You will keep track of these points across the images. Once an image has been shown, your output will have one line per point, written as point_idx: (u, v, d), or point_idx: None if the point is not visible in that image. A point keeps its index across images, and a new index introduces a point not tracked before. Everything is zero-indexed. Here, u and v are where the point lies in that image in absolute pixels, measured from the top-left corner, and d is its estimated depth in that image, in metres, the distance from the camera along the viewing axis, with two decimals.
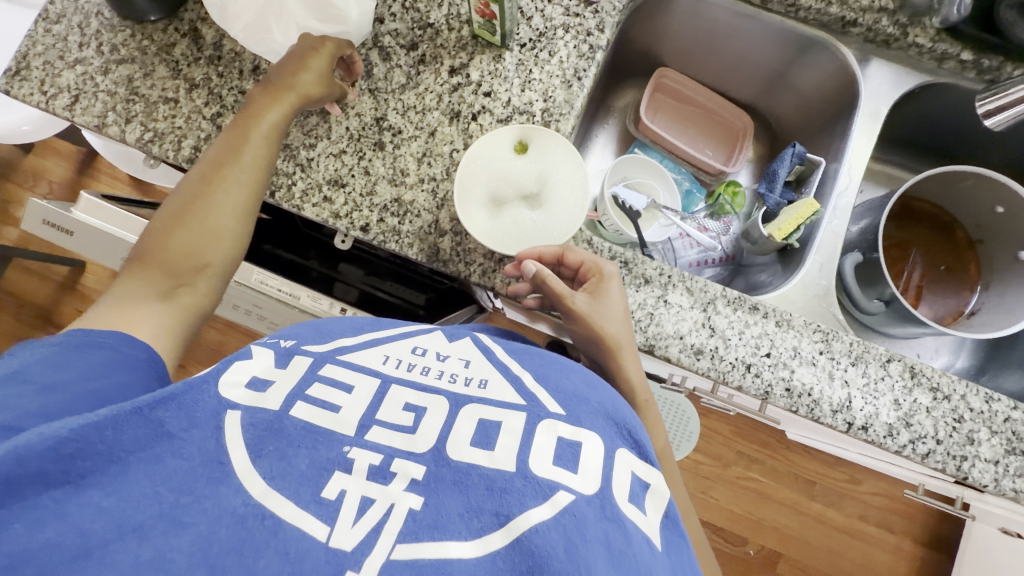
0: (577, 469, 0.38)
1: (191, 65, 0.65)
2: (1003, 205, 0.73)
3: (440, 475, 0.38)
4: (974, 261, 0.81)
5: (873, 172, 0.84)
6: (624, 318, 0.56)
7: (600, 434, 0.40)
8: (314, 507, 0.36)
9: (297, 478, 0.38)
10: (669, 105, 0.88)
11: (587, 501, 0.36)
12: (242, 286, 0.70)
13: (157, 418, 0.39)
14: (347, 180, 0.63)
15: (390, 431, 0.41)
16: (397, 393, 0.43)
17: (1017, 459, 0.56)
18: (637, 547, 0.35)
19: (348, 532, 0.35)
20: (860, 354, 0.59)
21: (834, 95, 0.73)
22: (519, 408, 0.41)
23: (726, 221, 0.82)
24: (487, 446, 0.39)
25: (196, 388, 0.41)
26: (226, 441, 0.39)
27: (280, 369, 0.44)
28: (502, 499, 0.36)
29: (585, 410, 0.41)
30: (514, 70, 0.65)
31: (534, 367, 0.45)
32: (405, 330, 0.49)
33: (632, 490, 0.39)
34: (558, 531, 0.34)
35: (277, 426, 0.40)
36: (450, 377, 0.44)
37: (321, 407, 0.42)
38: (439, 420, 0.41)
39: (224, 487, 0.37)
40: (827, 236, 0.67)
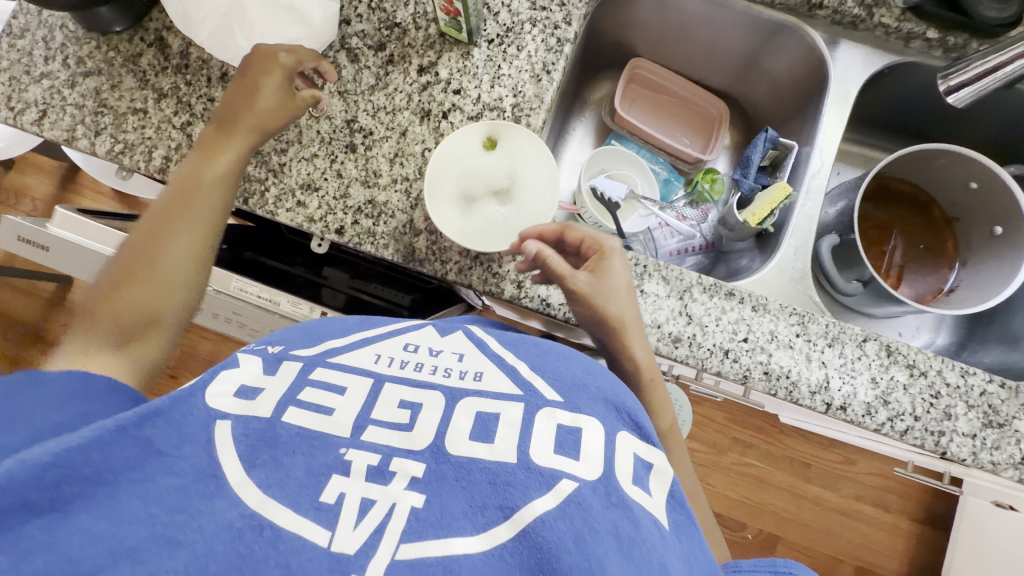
0: (578, 456, 0.37)
1: (159, 75, 0.65)
2: (976, 181, 0.73)
3: (443, 472, 0.36)
4: (952, 238, 0.82)
5: (847, 154, 0.84)
6: (628, 298, 0.56)
7: (600, 420, 0.39)
8: (314, 513, 0.35)
9: (296, 487, 0.36)
10: (644, 95, 0.88)
11: (591, 487, 0.35)
12: (223, 295, 0.70)
13: (145, 436, 0.38)
14: (320, 183, 0.63)
15: (387, 429, 0.39)
16: (392, 390, 0.42)
17: (994, 432, 0.57)
18: (646, 532, 0.33)
19: (349, 536, 0.34)
20: (836, 335, 0.59)
21: (804, 79, 0.74)
22: (517, 399, 0.40)
23: (705, 210, 0.82)
24: (487, 438, 0.38)
25: (184, 402, 0.39)
26: (219, 455, 0.37)
27: (270, 376, 0.43)
28: (505, 492, 0.35)
29: (585, 397, 0.40)
30: (482, 66, 0.65)
31: (530, 357, 0.44)
32: (395, 328, 0.49)
33: (635, 472, 0.37)
34: (565, 522, 0.33)
35: (271, 434, 0.38)
36: (445, 371, 0.43)
37: (315, 411, 0.40)
38: (436, 415, 0.39)
39: (219, 501, 0.35)
40: (801, 219, 0.68)
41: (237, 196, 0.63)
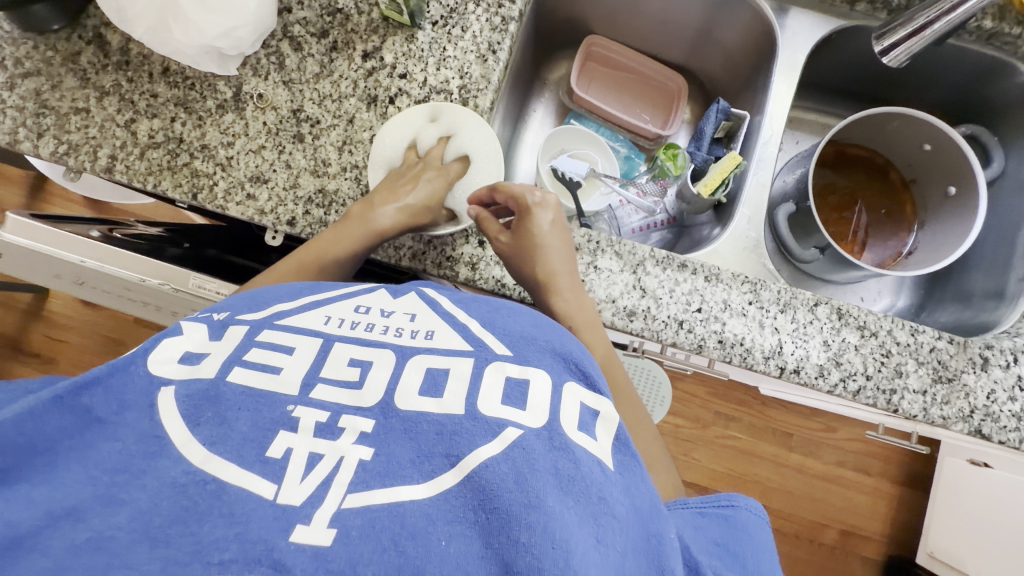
0: (525, 405, 0.37)
1: (98, 72, 0.64)
2: (929, 143, 0.74)
3: (390, 425, 0.37)
4: (909, 201, 0.83)
5: (801, 122, 0.83)
6: (558, 249, 0.59)
7: (547, 371, 0.40)
8: (260, 467, 0.34)
9: (239, 441, 0.35)
10: (601, 73, 0.87)
11: (535, 433, 0.36)
12: (181, 292, 0.68)
13: (83, 404, 0.37)
14: (269, 175, 0.62)
15: (336, 388, 0.38)
16: (341, 350, 0.40)
17: (944, 388, 0.58)
18: (586, 470, 0.36)
19: (295, 488, 0.33)
20: (788, 300, 0.60)
21: (754, 47, 0.74)
22: (466, 353, 0.40)
23: (664, 185, 0.80)
24: (437, 393, 0.38)
25: (123, 370, 0.38)
26: (161, 416, 0.36)
27: (214, 342, 0.41)
28: (451, 441, 0.36)
29: (533, 349, 0.41)
30: (428, 49, 0.64)
31: (481, 314, 0.44)
32: (346, 291, 0.46)
33: (582, 419, 0.39)
34: (507, 465, 0.35)
35: (214, 393, 0.37)
36: (396, 331, 0.42)
37: (259, 370, 0.39)
38: (386, 372, 0.39)
39: (163, 460, 0.34)
40: (753, 189, 0.68)
41: (186, 192, 0.62)
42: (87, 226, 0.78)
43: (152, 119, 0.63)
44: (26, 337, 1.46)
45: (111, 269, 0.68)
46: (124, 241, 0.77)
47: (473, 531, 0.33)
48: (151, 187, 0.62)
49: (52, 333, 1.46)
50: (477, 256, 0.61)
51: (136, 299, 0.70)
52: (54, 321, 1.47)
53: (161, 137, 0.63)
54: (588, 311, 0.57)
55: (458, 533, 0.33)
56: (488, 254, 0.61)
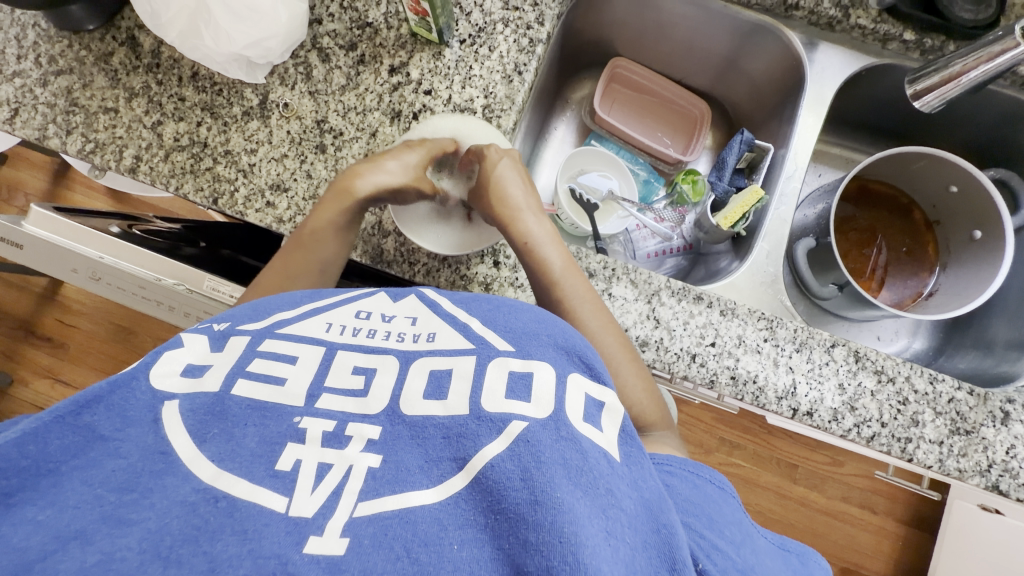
0: (530, 397, 0.37)
1: (129, 74, 0.65)
2: (956, 185, 0.73)
3: (398, 432, 0.37)
4: (932, 242, 0.81)
5: (825, 155, 0.83)
6: (517, 188, 0.62)
7: (551, 363, 0.40)
8: (270, 481, 0.34)
9: (249, 457, 0.35)
10: (624, 95, 0.87)
11: (541, 425, 0.36)
12: (194, 294, 0.69)
13: (85, 423, 0.35)
14: (289, 184, 0.62)
15: (341, 396, 0.38)
16: (345, 357, 0.40)
17: (961, 440, 0.56)
18: (594, 461, 0.35)
19: (307, 500, 0.33)
20: (804, 340, 0.59)
21: (782, 79, 0.73)
22: (468, 352, 0.40)
23: (682, 211, 0.80)
24: (441, 396, 0.38)
25: (126, 386, 0.37)
26: (166, 432, 0.36)
27: (216, 353, 0.41)
28: (458, 444, 0.36)
29: (536, 345, 0.41)
30: (454, 66, 0.64)
31: (482, 313, 0.44)
32: (347, 296, 0.46)
33: (587, 410, 0.38)
34: (513, 461, 0.34)
35: (219, 408, 0.37)
36: (398, 336, 0.42)
37: (265, 382, 0.39)
38: (391, 379, 0.39)
39: (171, 477, 0.34)
40: (774, 223, 0.67)
41: (207, 196, 0.62)
42: (107, 222, 0.79)
43: (179, 122, 0.64)
44: (38, 321, 1.48)
45: (126, 267, 0.69)
46: (142, 239, 0.77)
47: (485, 534, 0.33)
48: (173, 189, 0.63)
49: (66, 318, 1.48)
50: (492, 276, 0.61)
51: (149, 298, 0.69)
52: (66, 306, 1.48)
53: (186, 141, 0.63)
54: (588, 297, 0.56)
55: (469, 538, 0.32)
56: (503, 275, 0.61)
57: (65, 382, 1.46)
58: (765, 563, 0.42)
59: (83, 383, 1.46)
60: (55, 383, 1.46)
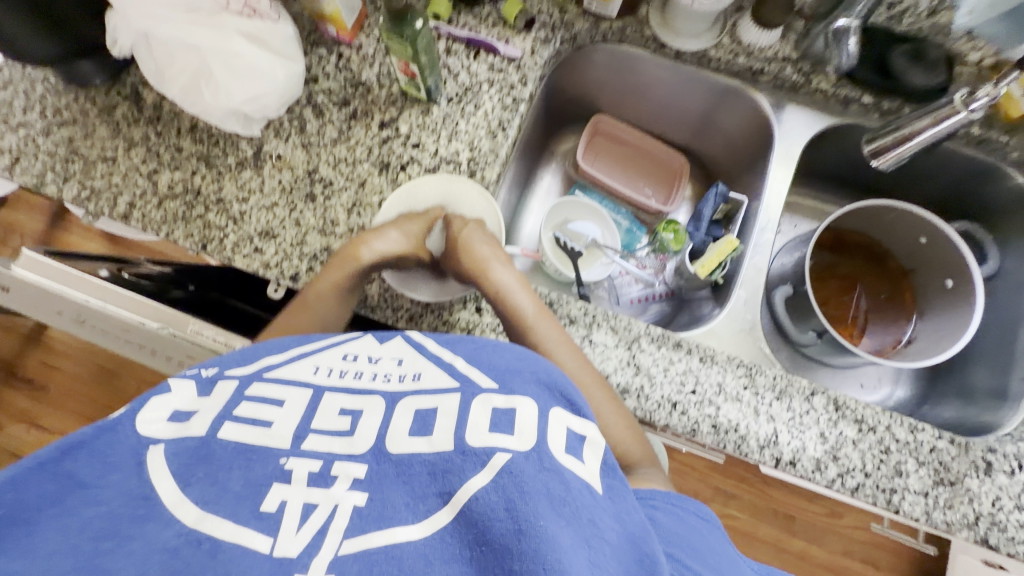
0: (513, 431, 0.37)
1: (130, 126, 0.68)
2: (926, 236, 0.76)
3: (383, 470, 0.36)
4: (908, 290, 0.83)
5: (799, 206, 0.86)
6: (482, 237, 0.63)
7: (534, 398, 0.39)
8: (255, 522, 0.33)
9: (233, 498, 0.34)
10: (607, 149, 0.91)
11: (524, 456, 0.35)
12: (178, 337, 0.69)
13: (65, 470, 0.34)
14: (278, 231, 0.64)
15: (326, 437, 0.38)
16: (331, 399, 0.40)
17: (947, 491, 0.56)
18: (576, 492, 0.34)
19: (291, 539, 0.32)
20: (784, 388, 0.59)
21: (754, 136, 0.77)
22: (452, 390, 0.40)
23: (663, 259, 0.82)
24: (426, 432, 0.37)
25: (110, 431, 0.37)
26: (150, 476, 0.35)
27: (203, 399, 0.40)
28: (444, 479, 0.35)
29: (518, 380, 0.41)
30: (441, 122, 0.68)
31: (466, 350, 0.44)
32: (335, 339, 0.47)
33: (568, 443, 0.38)
34: (497, 493, 0.33)
35: (204, 451, 0.37)
36: (384, 377, 0.42)
37: (250, 425, 0.39)
38: (376, 419, 0.39)
39: (153, 523, 0.33)
40: (750, 272, 0.70)
41: (196, 242, 0.64)
42: (98, 265, 0.80)
43: (174, 171, 0.66)
44: (21, 361, 1.46)
45: (113, 310, 0.69)
46: (131, 282, 0.78)
47: (470, 568, 0.31)
48: (164, 235, 0.64)
49: (50, 359, 1.46)
50: (474, 322, 0.62)
51: (132, 342, 0.70)
52: (51, 347, 1.46)
53: (181, 189, 0.65)
54: (562, 342, 0.56)
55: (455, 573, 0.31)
56: (485, 320, 0.62)
57: (43, 427, 1.42)
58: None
59: (62, 427, 1.42)
60: (31, 429, 1.42)
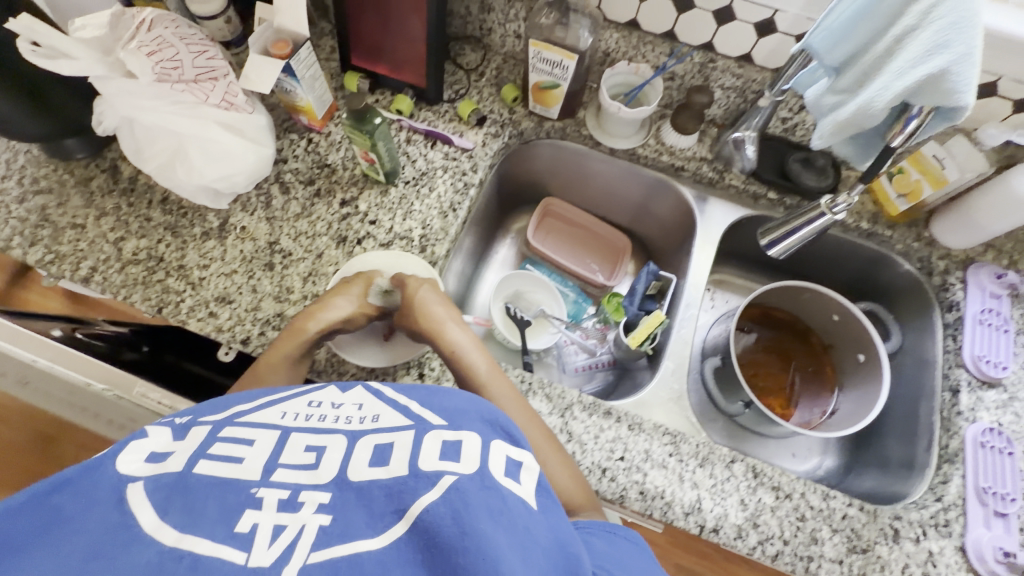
0: (459, 458, 0.38)
1: (104, 195, 0.73)
2: (838, 314, 0.84)
3: (345, 495, 0.36)
4: (828, 363, 0.90)
5: (730, 283, 0.94)
6: (435, 297, 0.64)
7: (478, 432, 0.41)
8: (231, 541, 0.33)
9: (213, 521, 0.34)
10: (556, 228, 0.99)
11: (468, 476, 0.36)
12: (123, 398, 0.69)
13: (52, 503, 0.35)
14: (234, 297, 0.67)
15: (294, 471, 0.38)
16: (298, 437, 0.41)
17: (859, 558, 0.59)
18: (511, 505, 0.36)
19: (263, 553, 0.32)
20: (706, 455, 0.63)
21: (682, 222, 0.87)
22: (406, 428, 0.41)
23: (605, 329, 0.89)
24: (384, 463, 0.38)
25: (92, 469, 0.38)
26: (131, 507, 0.35)
27: (178, 442, 0.41)
28: (400, 497, 0.35)
29: (465, 418, 0.43)
30: (397, 202, 0.74)
31: (419, 396, 0.47)
32: (299, 390, 0.49)
33: (507, 468, 0.39)
34: (446, 506, 0.34)
35: (182, 483, 0.37)
36: (346, 419, 0.44)
37: (224, 462, 0.39)
38: (338, 453, 0.39)
39: (136, 546, 0.32)
40: (677, 344, 0.76)
41: (153, 306, 0.67)
42: (51, 326, 0.81)
43: (140, 239, 0.70)
44: None
45: (60, 369, 0.70)
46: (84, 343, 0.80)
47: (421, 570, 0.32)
48: (121, 298, 0.67)
49: None
50: None
51: (77, 403, 0.72)
52: None
53: (144, 255, 0.69)
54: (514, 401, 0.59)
55: None
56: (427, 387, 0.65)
57: None
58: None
59: None
60: None
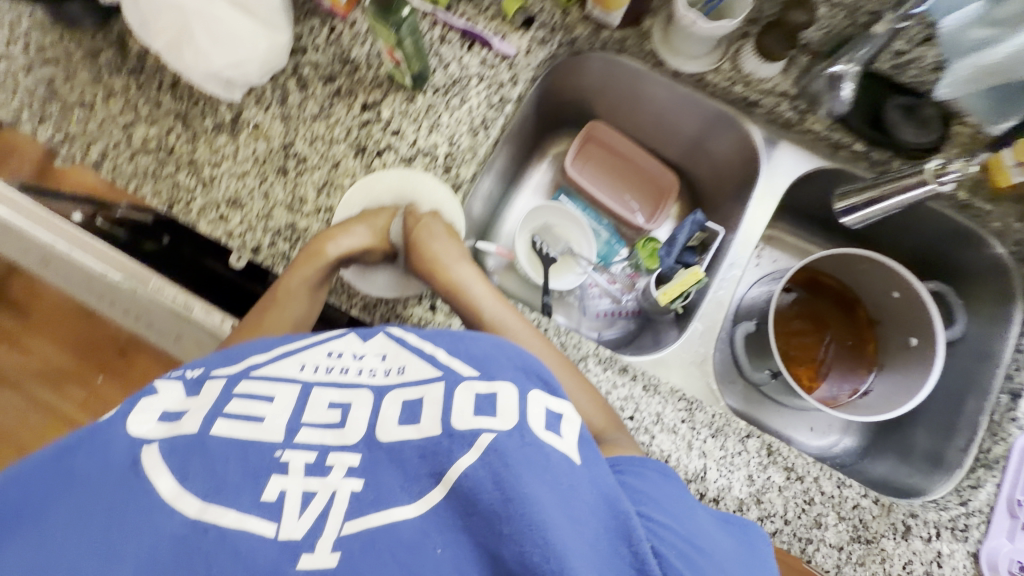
0: (495, 412, 0.38)
1: (113, 74, 0.67)
2: (898, 291, 0.75)
3: (376, 458, 0.37)
4: (872, 340, 0.83)
5: (781, 241, 0.85)
6: (438, 229, 0.63)
7: (513, 382, 0.41)
8: (257, 510, 0.34)
9: (234, 488, 0.35)
10: (597, 156, 0.90)
11: (507, 433, 0.36)
12: (140, 291, 0.69)
13: (66, 466, 0.35)
14: (245, 201, 0.64)
15: (318, 429, 0.39)
16: (320, 394, 0.41)
17: (860, 548, 0.57)
18: (554, 461, 0.36)
19: (294, 524, 0.33)
20: (721, 426, 0.60)
21: (743, 167, 0.76)
22: (436, 378, 0.41)
23: (634, 277, 0.83)
24: (414, 420, 0.39)
25: (103, 431, 0.37)
26: (147, 471, 0.35)
27: (192, 398, 0.41)
28: (434, 459, 0.36)
29: (497, 366, 0.43)
30: (424, 112, 0.66)
31: (446, 343, 0.46)
32: (319, 338, 0.48)
33: (547, 421, 0.39)
34: (485, 469, 0.34)
35: (200, 444, 0.37)
36: (370, 371, 0.44)
37: (243, 420, 0.39)
38: (365, 411, 0.40)
39: (158, 515, 0.33)
40: (711, 306, 0.70)
41: (164, 201, 0.64)
42: None
43: (150, 126, 0.66)
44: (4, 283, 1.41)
45: (78, 256, 0.70)
46: None
47: (464, 535, 0.33)
48: (133, 189, 0.64)
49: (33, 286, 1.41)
50: (426, 319, 0.62)
51: (97, 290, 0.73)
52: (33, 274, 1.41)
53: (154, 145, 0.65)
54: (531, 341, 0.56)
55: (452, 540, 0.33)
56: (437, 319, 0.62)
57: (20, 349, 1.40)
58: (721, 546, 0.41)
59: (37, 353, 1.39)
60: (12, 350, 1.40)
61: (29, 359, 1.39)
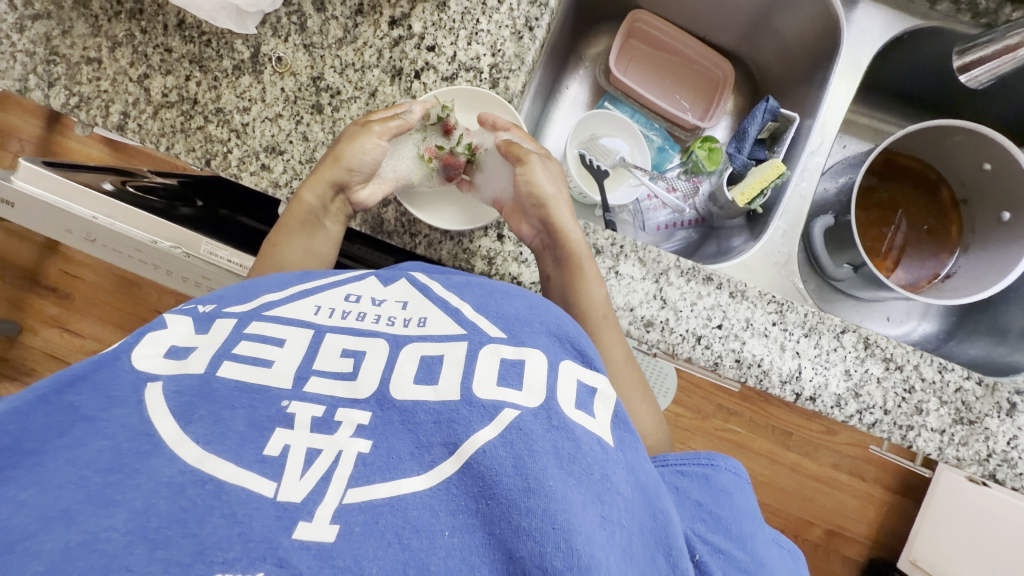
0: (521, 386, 0.37)
1: (112, 20, 0.60)
2: (990, 162, 0.68)
3: (388, 417, 0.36)
4: (956, 221, 0.78)
5: (853, 125, 0.78)
6: (550, 176, 0.63)
7: (543, 351, 0.40)
8: (258, 466, 0.33)
9: (237, 441, 0.34)
10: (642, 53, 0.81)
11: (532, 415, 0.35)
12: (192, 257, 0.67)
13: (68, 402, 0.35)
14: (284, 146, 0.59)
15: (330, 379, 0.37)
16: (334, 340, 0.39)
17: (964, 429, 0.56)
18: (586, 448, 0.35)
19: (297, 485, 0.32)
20: (814, 325, 0.57)
21: (813, 43, 0.67)
22: (460, 338, 0.39)
23: (696, 181, 0.76)
24: (432, 380, 0.37)
25: (108, 365, 0.37)
26: (150, 414, 0.34)
27: (202, 335, 0.40)
28: (449, 429, 0.35)
29: (528, 331, 0.41)
30: (459, 20, 0.59)
31: (474, 298, 0.44)
32: (337, 280, 0.46)
33: (578, 397, 0.38)
34: (505, 448, 0.34)
35: (207, 390, 0.36)
36: (388, 320, 0.41)
37: (252, 364, 0.38)
38: (380, 362, 0.38)
39: (156, 458, 0.32)
40: (794, 200, 0.67)
41: (200, 157, 0.59)
42: (97, 179, 0.76)
43: (166, 76, 0.60)
44: (43, 271, 1.42)
45: (122, 228, 0.66)
46: (135, 197, 0.74)
47: (476, 519, 0.32)
48: (164, 149, 0.60)
49: (70, 269, 1.42)
50: (495, 250, 0.58)
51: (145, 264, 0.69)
52: (69, 257, 1.42)
53: (175, 97, 0.60)
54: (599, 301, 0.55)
55: (461, 524, 0.32)
56: (506, 249, 0.59)
57: (72, 331, 1.42)
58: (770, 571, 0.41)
59: (91, 333, 1.42)
60: (63, 333, 1.42)
61: (85, 340, 1.42)
